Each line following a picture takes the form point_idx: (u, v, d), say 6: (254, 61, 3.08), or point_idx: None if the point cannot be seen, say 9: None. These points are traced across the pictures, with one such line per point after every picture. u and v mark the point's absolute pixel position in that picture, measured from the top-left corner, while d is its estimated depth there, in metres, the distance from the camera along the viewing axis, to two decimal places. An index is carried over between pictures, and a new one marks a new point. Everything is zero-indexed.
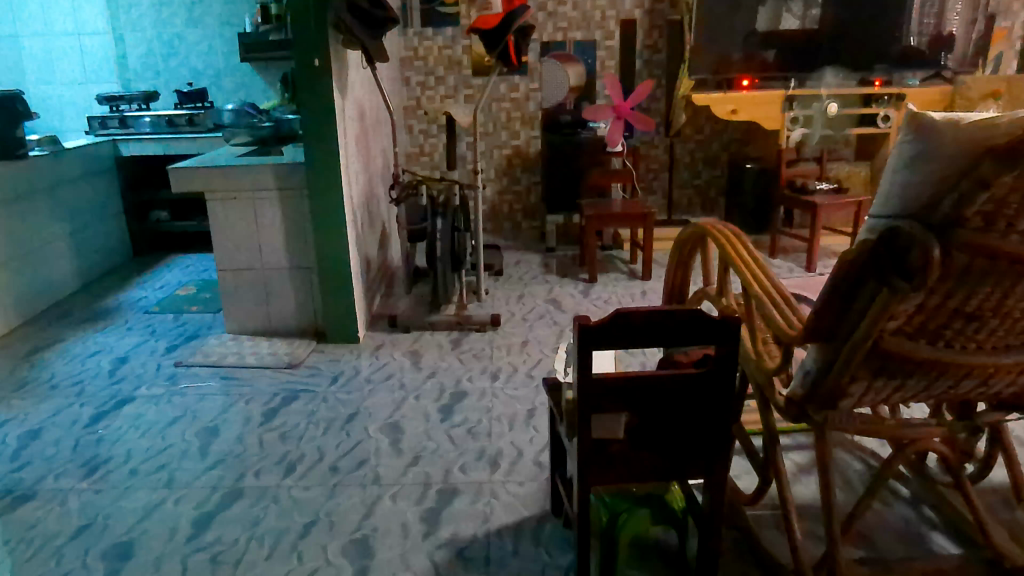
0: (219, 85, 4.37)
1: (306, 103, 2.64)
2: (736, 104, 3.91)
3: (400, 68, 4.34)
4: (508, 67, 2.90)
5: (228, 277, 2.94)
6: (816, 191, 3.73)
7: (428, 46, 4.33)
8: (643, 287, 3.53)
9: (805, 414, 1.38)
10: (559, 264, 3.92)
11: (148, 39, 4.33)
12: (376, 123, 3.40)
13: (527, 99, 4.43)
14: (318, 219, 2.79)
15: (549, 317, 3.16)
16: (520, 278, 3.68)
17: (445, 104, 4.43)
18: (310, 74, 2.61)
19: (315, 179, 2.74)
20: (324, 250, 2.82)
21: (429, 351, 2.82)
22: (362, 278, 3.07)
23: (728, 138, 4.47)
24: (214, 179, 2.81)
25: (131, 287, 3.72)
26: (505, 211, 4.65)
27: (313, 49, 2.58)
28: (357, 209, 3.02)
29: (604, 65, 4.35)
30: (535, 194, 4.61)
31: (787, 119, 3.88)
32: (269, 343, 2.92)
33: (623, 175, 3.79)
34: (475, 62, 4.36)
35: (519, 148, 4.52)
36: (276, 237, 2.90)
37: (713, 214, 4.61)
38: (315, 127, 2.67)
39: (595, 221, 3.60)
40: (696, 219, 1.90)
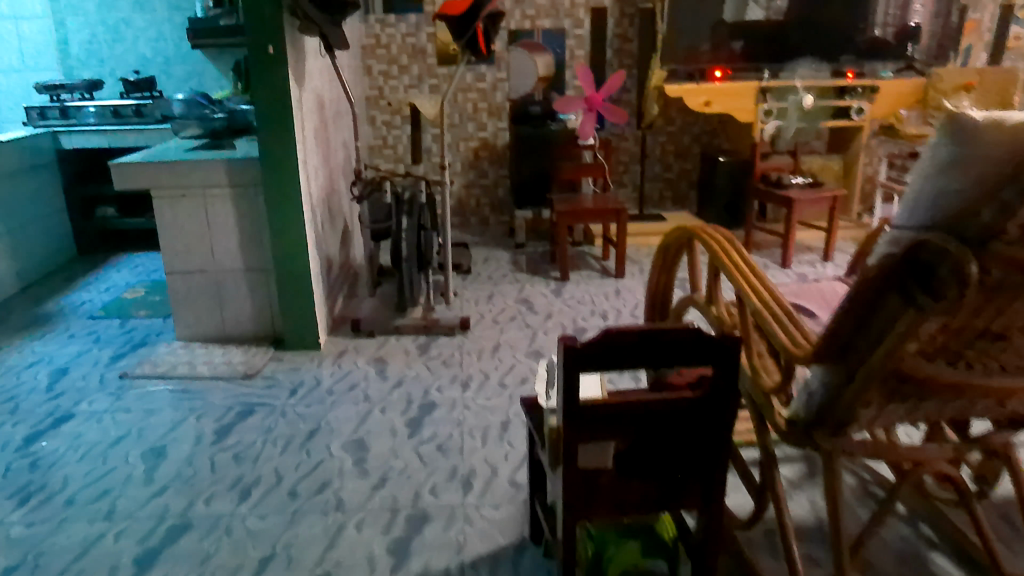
0: (169, 73, 4.13)
1: (261, 95, 2.45)
2: (710, 95, 3.80)
3: (361, 56, 4.15)
4: (476, 57, 2.71)
5: (178, 281, 2.74)
6: (791, 185, 3.64)
7: (390, 34, 4.14)
8: (617, 285, 3.41)
9: (811, 439, 1.26)
10: (529, 261, 3.78)
11: (91, 23, 4.06)
12: (336, 114, 3.22)
13: (494, 89, 4.27)
14: (274, 219, 2.61)
15: (520, 319, 3.02)
16: (489, 277, 3.53)
17: (409, 94, 4.25)
18: (265, 62, 2.41)
19: (272, 176, 2.55)
20: (281, 252, 2.64)
21: (395, 358, 2.66)
22: (323, 280, 2.89)
23: (699, 131, 4.37)
24: (160, 176, 2.60)
25: (74, 289, 3.49)
26: (472, 205, 4.49)
27: (268, 36, 2.39)
28: (316, 206, 2.83)
29: (573, 54, 4.22)
30: (503, 187, 4.46)
31: (761, 111, 3.78)
32: (223, 351, 2.73)
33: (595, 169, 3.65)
34: (440, 51, 4.19)
35: (486, 140, 4.37)
36: (229, 237, 2.71)
37: (684, 208, 4.51)
38: (270, 119, 2.48)
39: (567, 218, 3.46)
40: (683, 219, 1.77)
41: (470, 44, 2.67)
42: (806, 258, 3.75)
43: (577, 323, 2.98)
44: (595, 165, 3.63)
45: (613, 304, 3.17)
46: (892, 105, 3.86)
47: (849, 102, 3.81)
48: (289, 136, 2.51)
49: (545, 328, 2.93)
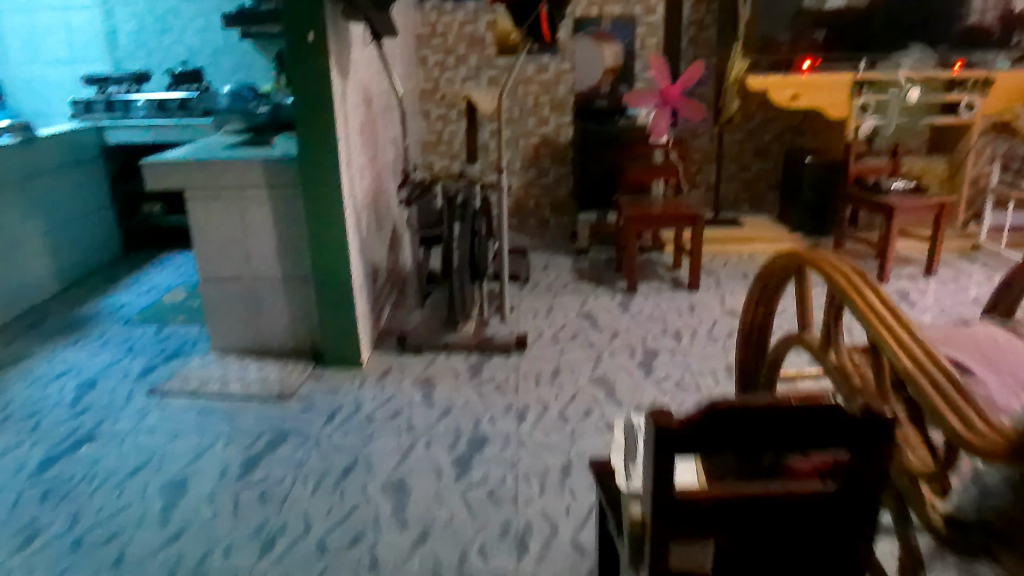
0: (217, 64, 3.96)
1: (300, 87, 2.22)
2: (797, 88, 3.43)
3: (416, 46, 3.91)
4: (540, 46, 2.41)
5: (212, 288, 2.55)
6: (891, 190, 3.24)
7: (446, 22, 3.89)
8: (691, 299, 3.07)
9: (991, 551, 0.95)
10: (592, 268, 3.47)
11: (140, 13, 3.92)
12: (386, 109, 2.98)
13: (557, 81, 3.97)
14: (314, 225, 2.37)
15: (583, 337, 2.72)
16: (548, 286, 3.25)
17: (466, 87, 3.99)
18: (305, 52, 2.18)
19: (311, 178, 2.32)
20: (321, 261, 2.41)
21: (444, 381, 2.40)
22: (367, 291, 2.65)
23: (781, 127, 3.99)
24: (194, 176, 2.42)
25: (114, 291, 3.35)
26: (531, 206, 4.20)
27: (308, 22, 2.15)
28: (361, 210, 2.59)
29: (644, 43, 3.88)
30: (565, 187, 4.16)
31: (856, 106, 3.39)
32: (258, 366, 2.52)
33: (667, 170, 3.32)
34: (499, 40, 3.92)
35: (547, 136, 4.07)
36: (267, 242, 2.49)
37: (762, 211, 4.13)
38: (310, 114, 2.25)
39: (636, 223, 3.13)
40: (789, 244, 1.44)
41: (533, 30, 2.38)
42: (905, 273, 3.34)
43: (647, 343, 2.66)
44: (667, 166, 3.30)
45: (687, 322, 2.84)
46: (1010, 98, 3.38)
47: (958, 97, 3.37)
48: (330, 133, 2.27)
49: (611, 348, 2.63)
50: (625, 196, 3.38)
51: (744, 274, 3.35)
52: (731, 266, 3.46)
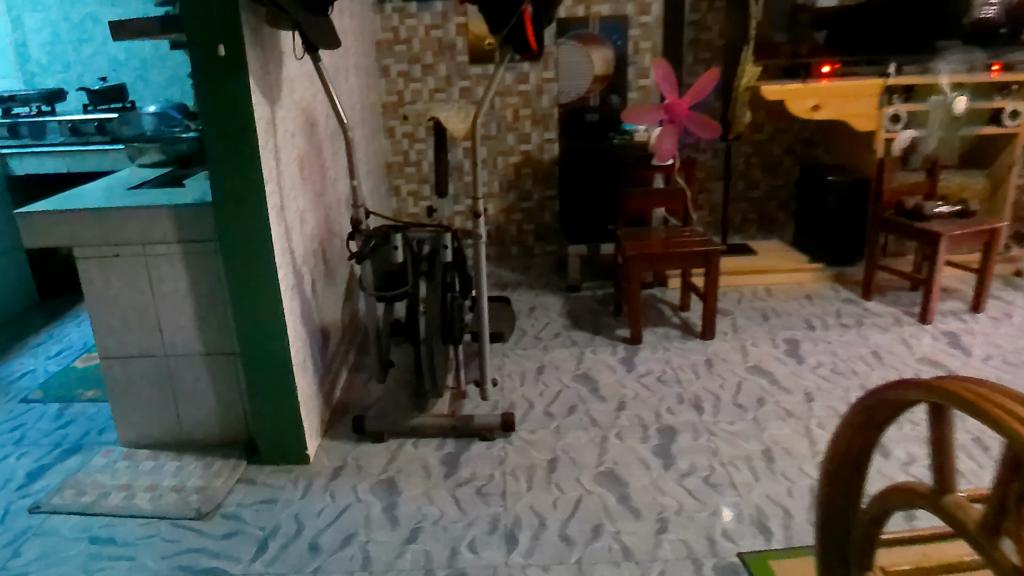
0: (146, 78, 3.42)
1: (210, 115, 1.70)
2: (820, 97, 2.96)
3: (376, 54, 3.40)
4: (524, 57, 1.91)
5: (116, 367, 2.03)
6: (936, 216, 2.78)
7: (410, 26, 3.38)
8: (706, 351, 2.59)
9: None
10: (586, 310, 2.99)
11: (53, 21, 3.37)
12: (334, 134, 2.47)
13: (539, 92, 3.48)
14: (239, 290, 1.86)
15: (582, 410, 2.23)
16: (537, 336, 2.75)
17: (435, 99, 3.48)
18: (215, 70, 1.67)
19: (231, 231, 1.80)
20: (250, 335, 1.89)
21: (411, 482, 1.90)
22: (315, 363, 2.14)
23: (792, 139, 3.57)
24: (84, 229, 1.89)
25: (18, 353, 2.81)
26: (513, 233, 3.70)
27: (216, 29, 1.63)
28: (304, 264, 2.07)
29: (637, 48, 3.42)
30: (550, 211, 3.67)
31: (886, 116, 2.94)
32: (176, 466, 2.00)
33: (672, 197, 2.84)
34: (471, 45, 3.42)
35: (530, 154, 3.58)
36: (182, 311, 1.97)
37: (772, 233, 3.69)
38: (222, 150, 1.73)
39: (642, 263, 2.62)
40: (900, 380, 0.96)
41: (512, 37, 1.88)
42: (947, 309, 2.88)
43: (661, 417, 2.17)
44: (672, 192, 2.82)
45: (706, 384, 2.35)
46: None
47: (1001, 103, 2.96)
48: (253, 173, 1.75)
49: (618, 428, 2.13)
50: (623, 227, 2.88)
51: (764, 314, 2.88)
52: (747, 305, 2.98)
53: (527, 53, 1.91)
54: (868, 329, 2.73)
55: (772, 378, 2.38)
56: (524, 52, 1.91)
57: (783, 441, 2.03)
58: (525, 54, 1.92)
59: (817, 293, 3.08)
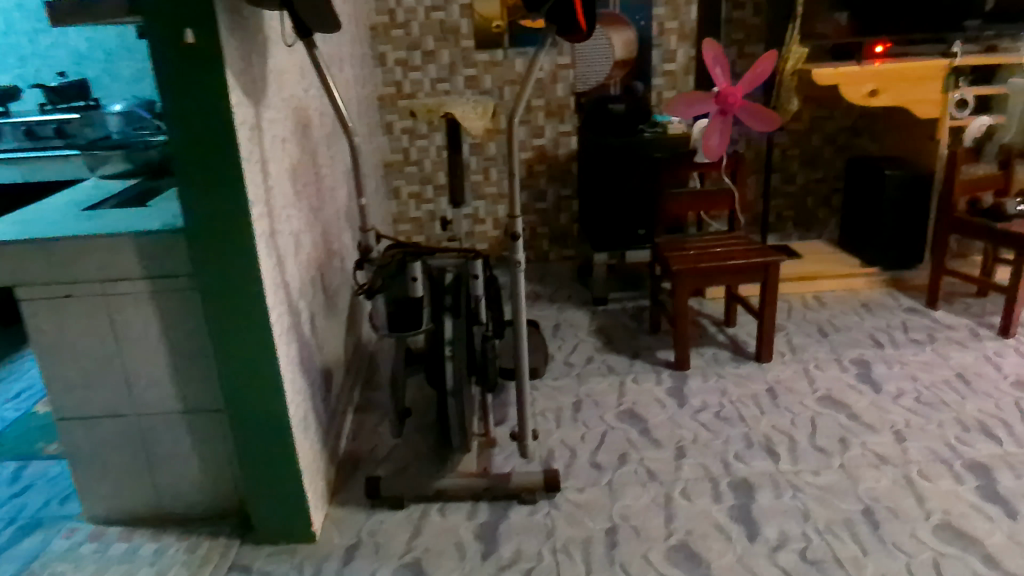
0: (112, 72, 2.87)
1: (178, 121, 1.33)
2: (878, 81, 2.62)
3: (371, 41, 3.02)
4: (572, 37, 1.54)
5: (77, 430, 1.66)
6: (1017, 215, 2.45)
7: (409, 7, 3.00)
8: (766, 376, 2.26)
9: None
10: (619, 328, 2.64)
11: (4, 9, 2.97)
12: (329, 137, 2.10)
13: (554, 80, 3.11)
14: (222, 339, 1.48)
15: (635, 458, 1.89)
16: (568, 361, 2.41)
17: (438, 90, 3.11)
18: (183, 64, 1.29)
19: (208, 267, 1.43)
20: (238, 392, 1.53)
21: (442, 567, 1.55)
22: (318, 416, 1.77)
23: (832, 128, 3.23)
24: (27, 264, 1.52)
25: None
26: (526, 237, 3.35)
27: (182, 9, 1.26)
28: (302, 298, 1.70)
29: (663, 29, 3.05)
30: (568, 212, 3.31)
31: (952, 102, 2.63)
32: (154, 549, 1.63)
33: (718, 199, 2.48)
34: (477, 29, 3.03)
35: (544, 149, 3.21)
36: (154, 361, 1.60)
37: (811, 231, 3.37)
38: (195, 166, 1.36)
39: (690, 278, 2.26)
40: None
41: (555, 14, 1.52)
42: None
43: (731, 466, 1.83)
44: (719, 193, 2.47)
45: (775, 421, 2.02)
46: None
47: None
48: (236, 193, 1.38)
49: (683, 483, 1.78)
50: (662, 234, 2.52)
51: (822, 329, 2.55)
52: (799, 318, 2.64)
53: (573, 34, 1.54)
54: (945, 346, 2.40)
55: (850, 413, 2.04)
56: (568, 32, 1.54)
57: (884, 498, 1.69)
58: (570, 36, 1.55)
59: (876, 302, 2.75)
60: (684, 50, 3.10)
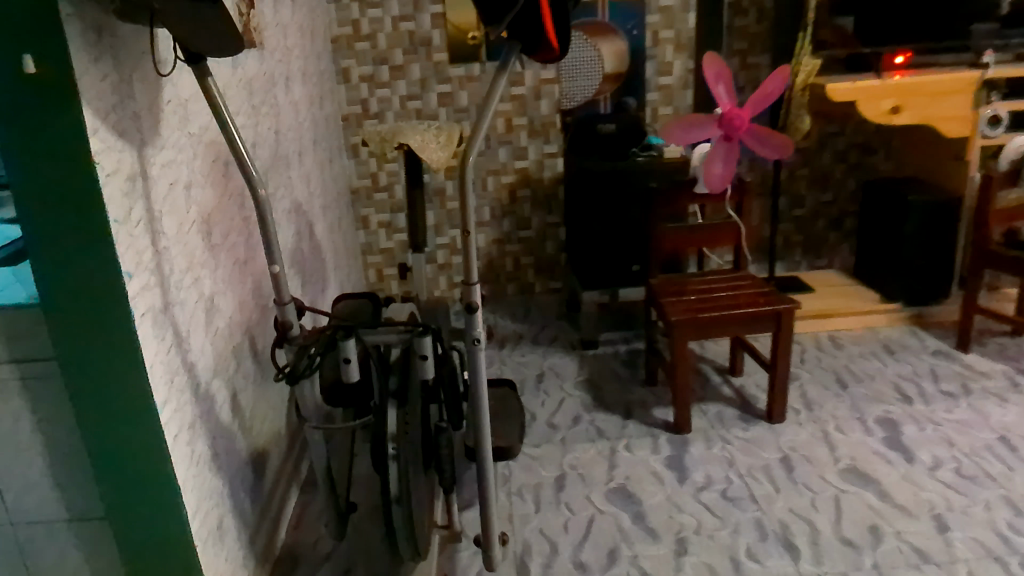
0: None
1: (23, 175, 1.02)
2: (900, 97, 2.32)
3: (332, 55, 2.72)
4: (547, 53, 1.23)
5: None
6: None
7: (374, 17, 2.70)
8: (779, 441, 1.95)
9: None
10: (611, 378, 2.33)
11: None
12: (265, 171, 1.80)
13: (537, 96, 2.81)
14: (99, 444, 1.17)
15: (627, 556, 1.58)
16: (551, 422, 2.10)
17: (408, 109, 2.81)
18: (22, 101, 0.98)
19: (76, 356, 1.12)
20: (125, 506, 1.21)
21: None
22: (240, 516, 1.46)
23: (845, 145, 2.93)
24: None
25: None
26: (509, 268, 3.04)
27: (13, 30, 0.94)
28: (215, 377, 1.39)
29: (656, 38, 2.76)
30: (554, 241, 3.01)
31: (984, 119, 2.32)
32: None
33: (722, 233, 2.16)
34: (451, 41, 2.74)
35: (527, 172, 2.91)
36: (27, 462, 1.29)
37: (821, 259, 3.07)
38: (49, 232, 1.04)
39: (691, 329, 1.94)
40: None
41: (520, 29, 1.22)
42: None
43: (743, 567, 1.52)
44: (723, 226, 2.16)
45: (792, 503, 1.71)
46: None
47: None
48: (103, 266, 1.06)
49: None
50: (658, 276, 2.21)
51: (840, 379, 2.24)
52: (814, 364, 2.34)
53: (541, 54, 1.24)
54: (981, 400, 2.07)
55: (880, 490, 1.73)
56: (534, 51, 1.25)
57: None
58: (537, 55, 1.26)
59: (900, 345, 2.44)
60: (680, 62, 2.80)
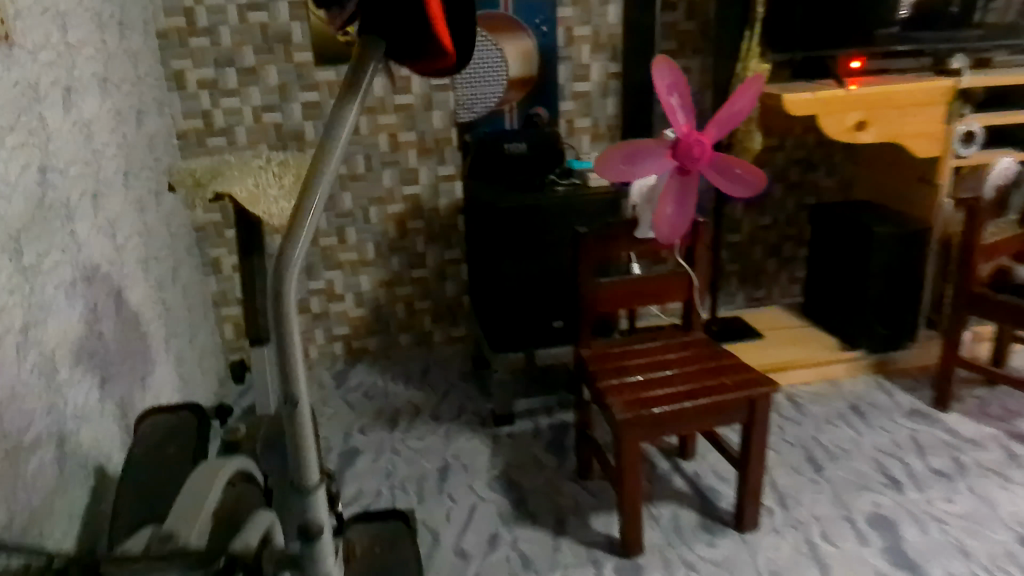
0: None
1: None
2: (867, 110, 1.93)
3: (158, 53, 2.07)
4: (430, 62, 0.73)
5: None
6: None
7: (214, 5, 2.08)
8: (758, 560, 1.51)
9: None
10: (534, 469, 1.84)
11: None
12: (13, 235, 1.18)
13: (427, 106, 2.27)
14: None
15: None
16: (462, 548, 1.58)
17: (265, 123, 2.21)
18: None
19: None
20: None
21: None
22: None
23: (784, 162, 2.54)
24: None
25: None
26: (400, 315, 2.49)
27: None
28: None
29: (571, 36, 2.28)
30: (454, 280, 2.48)
31: (958, 136, 1.97)
32: None
33: (670, 285, 1.67)
34: (314, 36, 2.15)
35: (418, 199, 2.37)
36: None
37: (759, 291, 2.68)
38: None
39: (642, 428, 1.45)
40: None
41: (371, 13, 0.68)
42: None
43: None
44: (670, 275, 1.67)
45: None
46: None
47: None
48: None
49: None
50: (592, 344, 1.71)
51: (811, 458, 1.84)
52: (776, 437, 1.93)
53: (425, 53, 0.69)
54: (980, 482, 1.74)
55: None
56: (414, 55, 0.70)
57: None
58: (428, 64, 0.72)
59: (868, 401, 2.06)
60: (598, 64, 2.33)
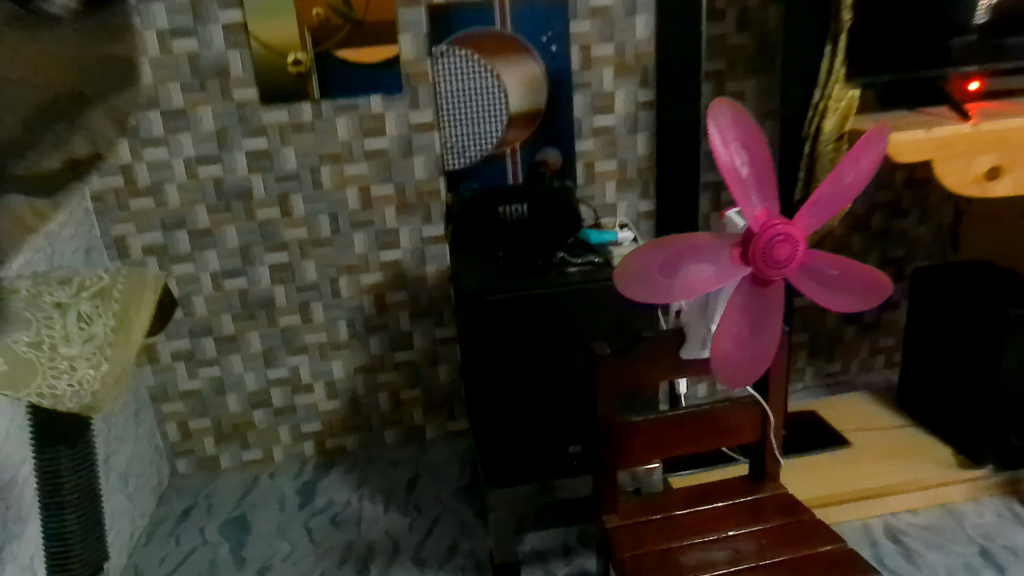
0: None
1: None
2: (1001, 152, 1.39)
3: None
4: None
5: None
6: None
7: None
8: None
9: None
10: None
11: None
12: None
13: (408, 151, 1.79)
14: None
15: None
16: None
17: (200, 178, 1.76)
18: None
19: None
20: None
21: None
22: None
23: (865, 206, 1.99)
24: None
25: None
26: (384, 407, 2.00)
27: None
28: None
29: (588, 58, 1.78)
30: (448, 363, 1.99)
31: None
32: None
33: (733, 423, 1.16)
34: (256, 68, 1.69)
35: (400, 266, 1.88)
36: None
37: (836, 366, 2.14)
38: None
39: None
40: None
41: None
42: None
43: None
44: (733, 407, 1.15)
45: None
46: None
47: None
48: None
49: None
50: (620, 507, 1.17)
51: None
52: None
53: None
54: None
55: None
56: None
57: None
58: None
59: (1003, 543, 1.50)
60: (624, 92, 1.82)
